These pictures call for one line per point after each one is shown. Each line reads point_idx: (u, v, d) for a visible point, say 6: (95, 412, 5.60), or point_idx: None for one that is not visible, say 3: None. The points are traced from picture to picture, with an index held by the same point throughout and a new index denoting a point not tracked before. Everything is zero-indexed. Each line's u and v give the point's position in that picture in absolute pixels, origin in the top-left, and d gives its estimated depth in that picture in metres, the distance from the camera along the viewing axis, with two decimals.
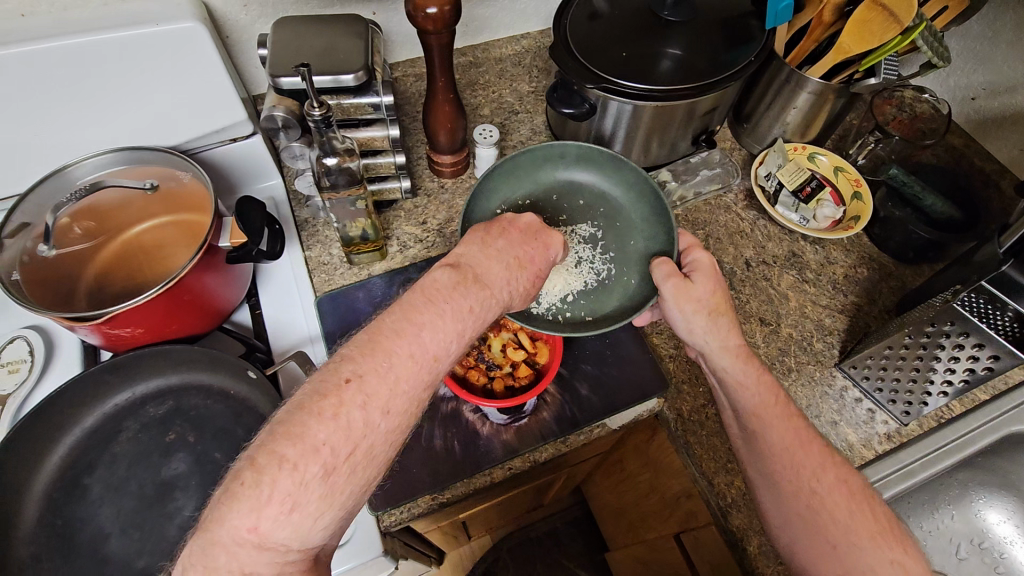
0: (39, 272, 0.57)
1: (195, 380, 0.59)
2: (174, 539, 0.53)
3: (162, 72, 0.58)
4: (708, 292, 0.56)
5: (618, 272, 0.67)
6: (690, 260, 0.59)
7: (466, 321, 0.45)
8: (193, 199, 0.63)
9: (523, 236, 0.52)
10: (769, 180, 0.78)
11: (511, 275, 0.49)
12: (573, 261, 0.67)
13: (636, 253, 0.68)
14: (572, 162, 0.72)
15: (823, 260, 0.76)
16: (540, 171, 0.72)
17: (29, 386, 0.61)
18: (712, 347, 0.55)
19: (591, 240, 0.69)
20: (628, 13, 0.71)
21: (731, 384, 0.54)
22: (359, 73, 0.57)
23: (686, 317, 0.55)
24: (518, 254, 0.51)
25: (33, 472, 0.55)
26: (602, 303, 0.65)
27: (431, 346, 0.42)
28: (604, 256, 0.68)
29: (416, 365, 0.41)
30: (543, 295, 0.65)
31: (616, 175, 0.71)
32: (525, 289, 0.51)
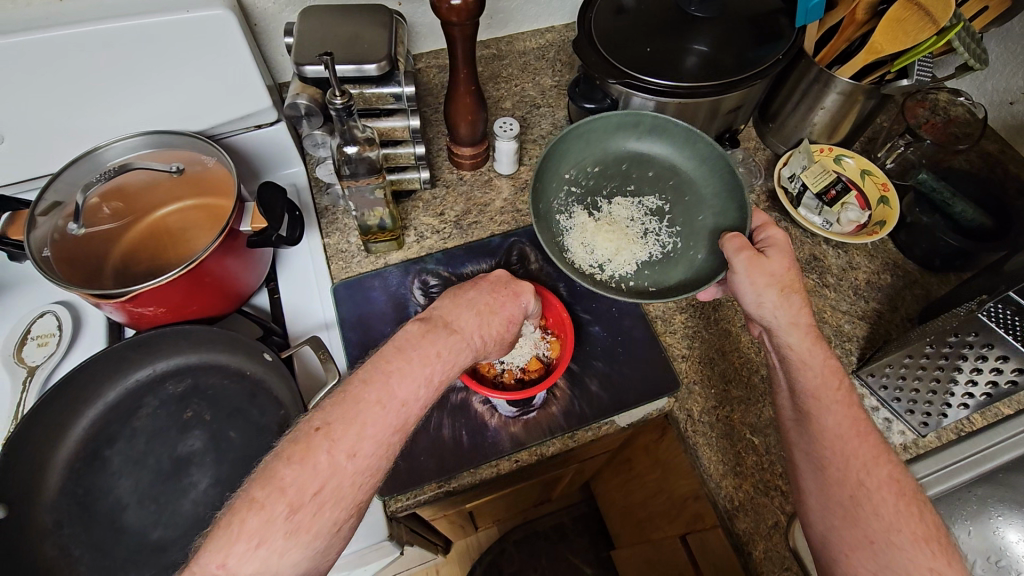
0: (69, 250, 0.59)
1: (212, 360, 0.61)
2: (189, 513, 0.55)
3: (192, 57, 0.59)
4: (782, 269, 0.55)
5: (685, 246, 0.67)
6: (763, 237, 0.59)
7: (436, 365, 0.46)
8: (216, 183, 0.64)
9: (494, 285, 0.55)
10: (793, 181, 0.76)
11: (482, 321, 0.51)
12: (639, 231, 0.69)
13: (704, 227, 0.68)
14: (644, 133, 0.71)
15: (846, 265, 0.74)
16: (610, 140, 0.72)
17: (56, 359, 0.63)
18: (781, 323, 0.53)
19: (658, 212, 0.70)
20: (654, 8, 0.70)
21: (794, 363, 0.53)
22: (382, 63, 0.58)
23: (756, 292, 0.55)
24: (487, 301, 0.53)
25: (56, 443, 0.57)
26: (667, 274, 0.66)
27: (398, 392, 0.44)
28: (670, 229, 0.69)
29: (383, 410, 0.43)
30: (608, 264, 0.66)
31: (688, 149, 0.70)
32: (500, 333, 0.52)
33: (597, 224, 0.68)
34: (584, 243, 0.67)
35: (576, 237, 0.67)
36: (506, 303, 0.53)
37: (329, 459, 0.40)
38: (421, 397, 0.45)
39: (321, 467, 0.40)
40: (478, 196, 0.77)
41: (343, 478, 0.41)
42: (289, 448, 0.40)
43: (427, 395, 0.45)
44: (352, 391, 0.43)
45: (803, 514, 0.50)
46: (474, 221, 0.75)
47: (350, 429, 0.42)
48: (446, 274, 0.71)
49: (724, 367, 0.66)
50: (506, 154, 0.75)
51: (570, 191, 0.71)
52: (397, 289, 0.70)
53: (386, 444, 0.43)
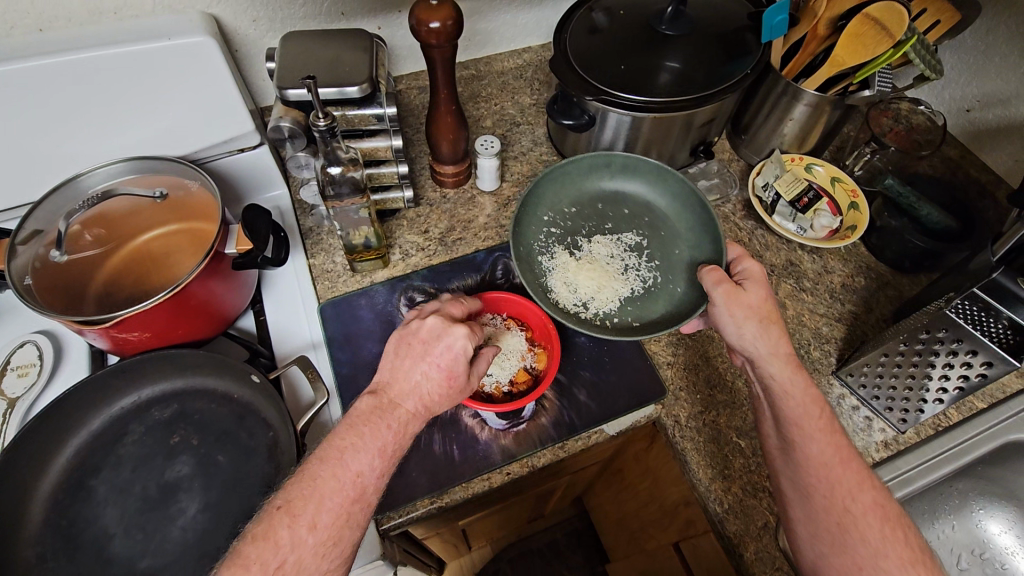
0: (51, 277, 0.58)
1: (198, 385, 0.61)
2: (178, 541, 0.54)
3: (173, 84, 0.60)
4: (759, 300, 0.55)
5: (664, 280, 0.69)
6: (740, 269, 0.59)
7: (386, 436, 0.47)
8: (200, 207, 0.64)
9: (428, 344, 0.52)
10: (766, 190, 0.79)
11: (425, 381, 0.50)
12: (619, 267, 0.69)
13: (681, 260, 0.70)
14: (617, 172, 0.75)
15: (821, 269, 0.76)
16: (584, 181, 0.75)
17: (38, 388, 0.62)
18: (762, 353, 0.53)
19: (637, 248, 0.72)
20: (627, 27, 0.73)
21: (778, 392, 0.52)
22: (363, 85, 0.59)
23: (736, 324, 0.54)
24: (424, 369, 0.50)
25: (38, 475, 0.56)
26: (648, 309, 0.66)
27: (352, 465, 0.45)
28: (649, 264, 0.70)
29: (338, 483, 0.44)
30: (591, 301, 0.66)
31: (659, 187, 0.74)
32: (446, 389, 0.51)
33: (578, 263, 0.69)
34: (566, 282, 0.67)
35: (558, 277, 0.67)
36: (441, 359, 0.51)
37: (290, 534, 0.41)
38: (376, 467, 0.46)
39: (282, 541, 0.41)
40: (461, 213, 0.79)
41: (303, 554, 0.41)
42: (252, 529, 0.41)
43: (383, 467, 0.46)
44: (310, 469, 0.44)
45: (791, 537, 0.51)
46: (458, 237, 0.76)
47: (309, 503, 0.42)
48: (432, 290, 0.71)
49: (708, 373, 0.67)
50: (488, 171, 0.77)
51: (550, 232, 0.71)
52: (384, 308, 0.71)
53: (346, 513, 0.43)
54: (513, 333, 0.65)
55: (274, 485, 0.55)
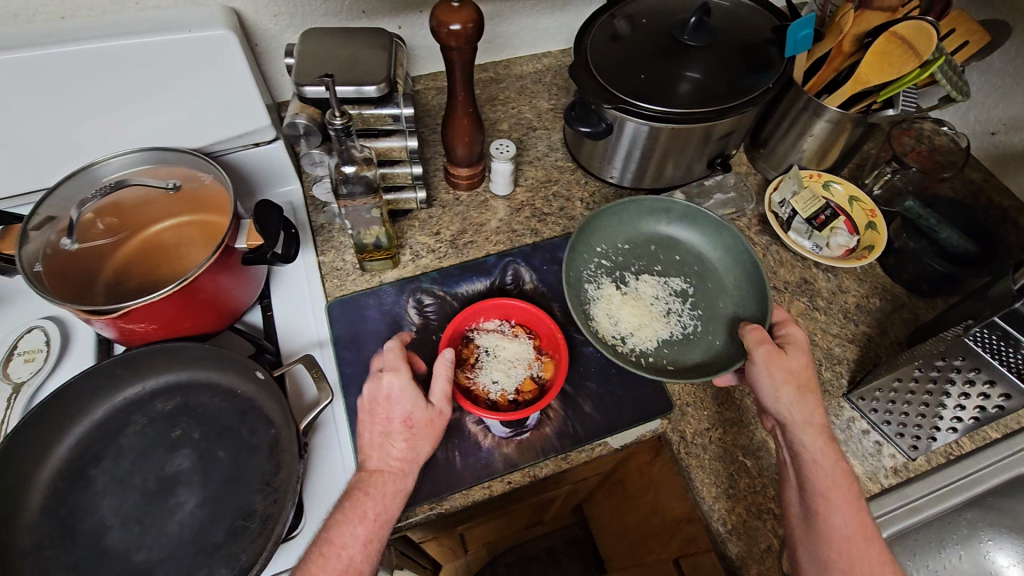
0: (61, 264, 0.58)
1: (203, 378, 0.60)
2: (175, 535, 0.53)
3: (192, 76, 0.60)
4: (799, 367, 0.55)
5: (705, 331, 0.67)
6: (782, 332, 0.59)
7: (369, 502, 0.50)
8: (212, 200, 0.64)
9: (370, 407, 0.54)
10: (783, 207, 0.78)
11: (386, 439, 0.53)
12: (663, 311, 0.68)
13: (725, 314, 0.68)
14: (674, 218, 0.74)
15: (835, 289, 0.75)
16: (642, 219, 0.74)
17: (43, 374, 0.62)
18: (795, 419, 0.53)
19: (682, 294, 0.70)
20: (649, 36, 0.72)
21: (806, 460, 0.52)
22: (382, 84, 0.58)
23: (774, 386, 0.54)
24: (380, 430, 0.53)
25: (38, 462, 0.56)
26: (684, 355, 0.65)
27: (338, 538, 0.48)
28: (693, 313, 0.69)
29: (326, 560, 0.47)
30: (630, 338, 0.66)
31: (714, 237, 0.72)
32: (410, 434, 0.53)
33: (624, 298, 0.68)
34: (609, 314, 0.67)
35: (602, 307, 0.67)
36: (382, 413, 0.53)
37: None
38: (361, 534, 0.49)
39: None
40: (473, 216, 0.78)
41: None
42: None
43: (366, 532, 0.49)
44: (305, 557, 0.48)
45: None
46: (469, 241, 0.76)
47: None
48: (441, 293, 0.71)
49: (717, 389, 0.66)
50: (502, 175, 0.76)
51: (601, 263, 0.71)
52: (391, 308, 0.70)
53: None
54: (516, 339, 0.65)
55: (274, 485, 0.55)
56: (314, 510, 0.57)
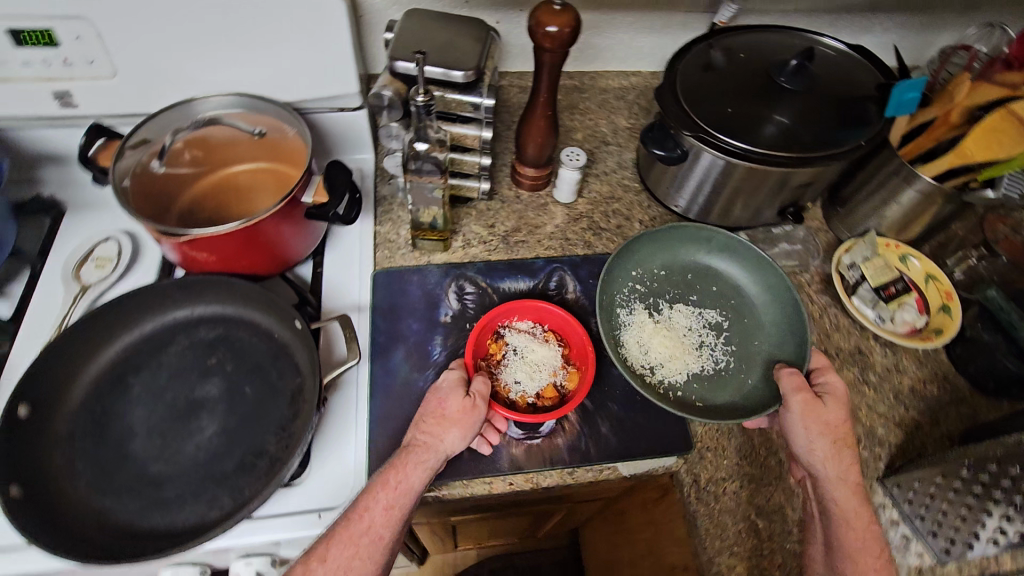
0: (147, 184, 0.63)
1: (247, 315, 0.63)
2: (190, 456, 0.56)
3: (298, 35, 0.63)
4: (836, 420, 0.55)
5: (737, 368, 0.66)
6: (821, 380, 0.59)
7: (394, 474, 0.52)
8: (291, 152, 0.67)
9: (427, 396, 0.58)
10: (852, 270, 0.75)
11: (422, 421, 0.55)
12: (694, 343, 0.67)
13: (760, 353, 0.66)
14: (716, 250, 0.73)
15: (892, 366, 0.71)
16: (682, 249, 0.73)
17: (110, 281, 0.66)
18: (828, 476, 0.53)
19: (716, 327, 0.69)
20: (744, 72, 0.71)
21: (839, 519, 0.53)
22: (469, 72, 0.60)
23: (809, 438, 0.54)
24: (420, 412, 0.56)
25: (87, 359, 0.60)
26: (715, 393, 0.64)
27: (364, 502, 0.51)
28: (726, 347, 0.67)
29: (351, 523, 0.50)
30: (661, 370, 0.64)
31: (754, 272, 0.71)
32: (441, 415, 0.54)
33: (655, 326, 0.67)
34: (639, 341, 0.65)
35: (633, 334, 0.66)
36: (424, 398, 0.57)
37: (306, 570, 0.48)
38: (382, 501, 0.50)
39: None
40: (531, 216, 0.79)
41: None
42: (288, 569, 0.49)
43: (388, 500, 0.51)
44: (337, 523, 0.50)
45: None
46: (521, 240, 0.76)
47: (329, 546, 0.49)
48: (483, 284, 0.72)
49: (741, 441, 0.63)
50: (567, 182, 0.76)
51: (634, 288, 0.70)
52: (433, 289, 0.71)
53: None
54: (546, 342, 0.64)
55: (289, 431, 0.57)
56: (318, 465, 0.58)
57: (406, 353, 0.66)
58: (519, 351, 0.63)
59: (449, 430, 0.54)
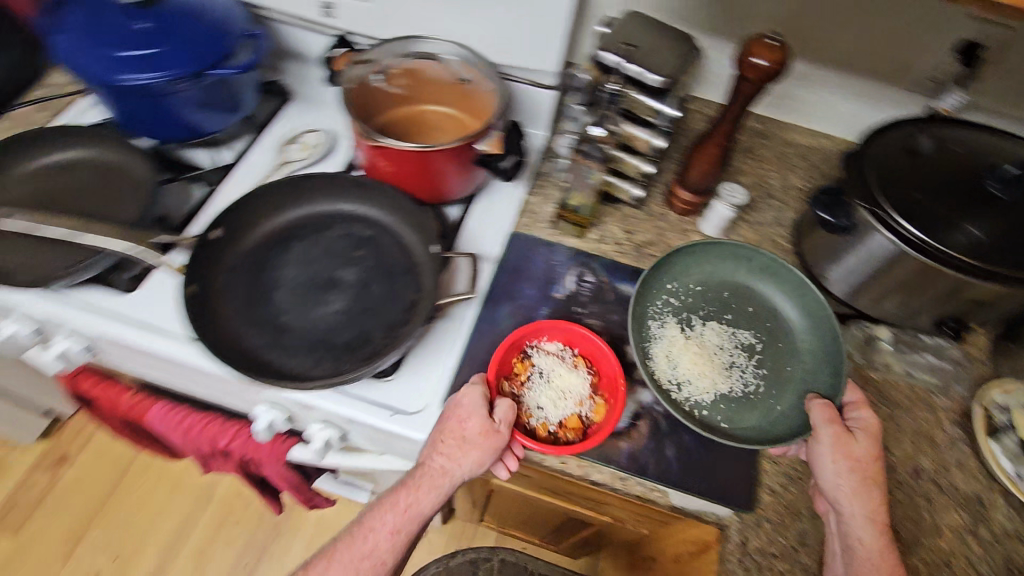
0: (363, 91, 0.73)
1: (396, 228, 0.71)
2: (315, 319, 0.64)
3: (522, 5, 0.70)
4: (864, 454, 0.56)
5: (766, 392, 0.64)
6: (854, 415, 0.59)
7: (395, 515, 0.58)
8: (479, 108, 0.75)
9: (446, 413, 0.59)
10: (1001, 412, 0.67)
11: (438, 446, 0.57)
12: (723, 362, 0.65)
13: (792, 380, 0.64)
14: (756, 271, 0.71)
15: (1012, 531, 0.62)
16: (720, 265, 0.72)
17: (307, 163, 0.78)
18: (854, 511, 0.55)
19: (749, 348, 0.67)
20: (950, 166, 0.66)
21: (860, 556, 0.54)
22: (666, 79, 0.63)
23: (836, 470, 0.56)
24: (439, 430, 0.58)
25: (270, 212, 0.71)
26: (742, 416, 0.62)
27: (378, 523, 0.58)
28: (757, 369, 0.65)
29: (363, 538, 0.58)
30: (688, 387, 0.63)
31: (794, 297, 0.69)
32: (461, 444, 0.56)
33: (686, 343, 0.66)
34: (668, 356, 0.65)
35: (663, 348, 0.65)
36: (443, 419, 0.58)
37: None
38: (390, 521, 0.58)
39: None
40: (671, 236, 0.79)
41: None
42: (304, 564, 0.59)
43: (394, 522, 0.58)
44: (353, 531, 0.59)
45: None
46: (653, 253, 0.77)
47: (323, 566, 0.58)
48: (604, 279, 0.74)
49: (807, 528, 0.60)
50: (717, 217, 0.76)
51: (668, 301, 0.69)
52: (556, 267, 0.75)
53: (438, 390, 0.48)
54: (575, 369, 0.64)
55: (397, 331, 0.64)
56: (407, 373, 0.64)
57: (512, 311, 0.70)
58: (546, 373, 0.63)
59: (477, 465, 0.56)
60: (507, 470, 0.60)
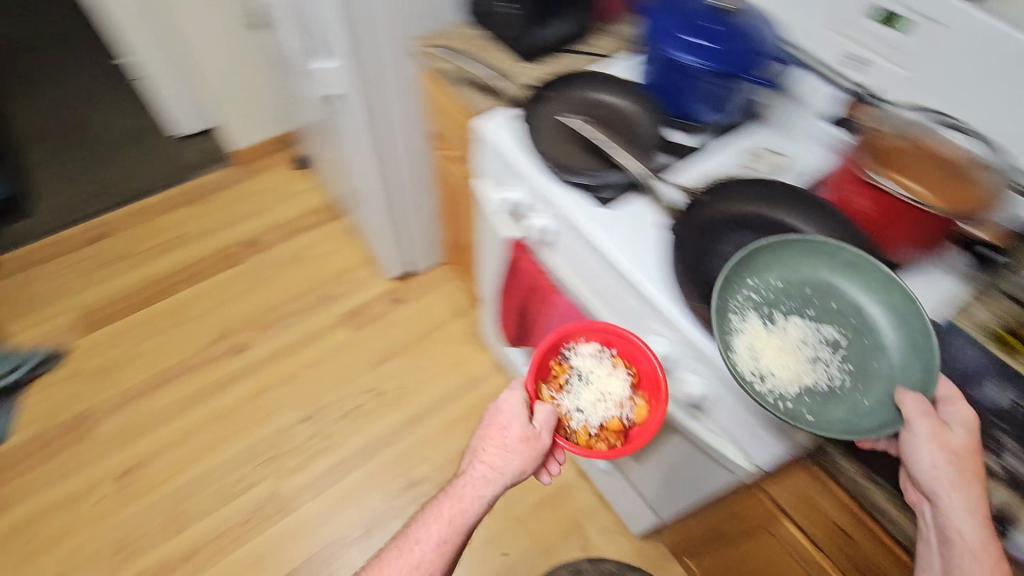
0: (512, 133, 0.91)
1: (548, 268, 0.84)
2: None
3: None
4: (963, 447, 0.59)
5: (852, 388, 0.64)
6: (948, 410, 0.61)
7: (464, 491, 0.71)
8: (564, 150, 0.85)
9: (490, 416, 0.75)
10: None
11: (484, 455, 0.72)
12: (807, 358, 0.66)
13: (879, 373, 0.64)
14: (841, 267, 0.68)
15: None
16: (804, 263, 0.68)
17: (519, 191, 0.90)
18: (958, 505, 0.58)
19: (833, 343, 0.66)
20: None
21: (954, 547, 0.57)
22: None
23: (933, 459, 0.58)
24: (484, 435, 0.74)
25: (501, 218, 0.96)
26: (828, 409, 0.63)
27: (428, 532, 0.70)
28: (845, 365, 0.65)
29: (414, 549, 0.69)
30: (771, 377, 0.64)
31: (879, 294, 0.66)
32: (508, 446, 0.71)
33: (770, 338, 0.66)
34: (753, 349, 0.65)
35: (747, 341, 0.66)
36: (492, 419, 0.74)
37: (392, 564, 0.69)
38: (437, 541, 0.70)
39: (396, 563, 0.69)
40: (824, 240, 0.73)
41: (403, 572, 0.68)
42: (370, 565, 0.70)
43: (441, 531, 0.70)
44: (395, 549, 0.70)
45: None
46: None
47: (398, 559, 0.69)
48: None
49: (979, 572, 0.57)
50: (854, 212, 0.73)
51: (749, 295, 0.68)
52: None
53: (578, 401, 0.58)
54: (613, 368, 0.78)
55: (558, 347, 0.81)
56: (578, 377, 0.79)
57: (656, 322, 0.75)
58: (580, 378, 0.79)
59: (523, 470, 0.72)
60: (550, 475, 0.81)
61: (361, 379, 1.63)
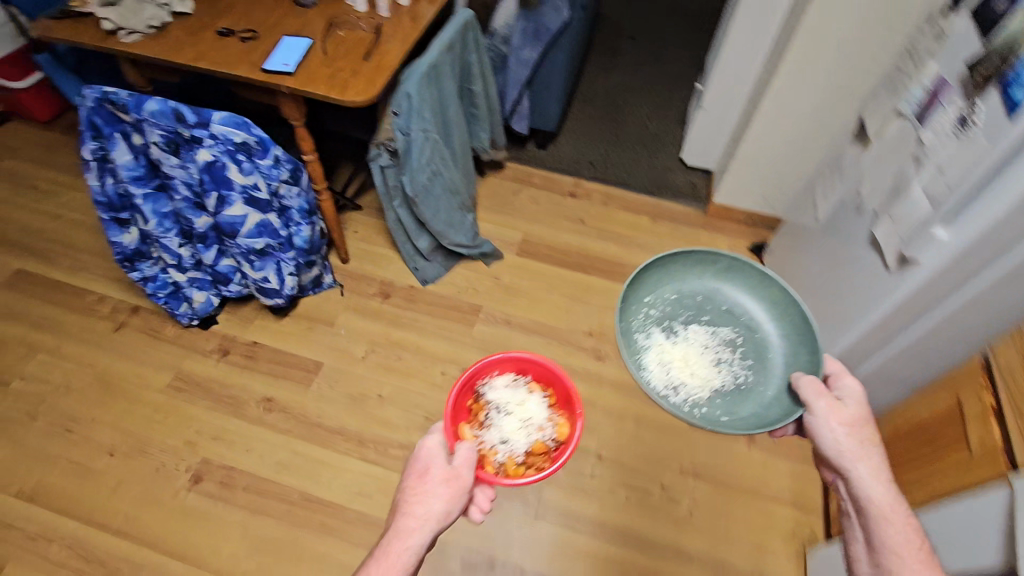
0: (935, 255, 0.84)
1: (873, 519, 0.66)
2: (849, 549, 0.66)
3: None
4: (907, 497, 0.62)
5: (754, 379, 0.76)
6: (842, 385, 0.68)
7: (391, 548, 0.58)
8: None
9: (417, 461, 0.64)
10: None
11: (434, 491, 0.60)
12: (711, 360, 0.77)
13: (769, 361, 0.76)
14: (722, 271, 0.81)
15: None
16: (692, 274, 0.82)
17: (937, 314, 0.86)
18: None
19: (729, 342, 0.79)
20: None
21: None
22: None
23: (908, 530, 0.60)
24: (427, 479, 0.62)
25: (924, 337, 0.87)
26: (738, 406, 0.73)
27: None
28: (745, 362, 0.77)
29: None
30: (684, 390, 0.74)
31: (758, 292, 0.80)
32: (437, 498, 0.60)
33: (674, 348, 0.78)
34: (667, 368, 0.76)
35: (654, 356, 0.77)
36: (420, 457, 0.64)
37: None
38: None
39: None
40: None
41: None
42: None
43: None
44: None
45: None
46: None
47: None
48: None
49: None
50: None
51: (649, 314, 0.80)
52: None
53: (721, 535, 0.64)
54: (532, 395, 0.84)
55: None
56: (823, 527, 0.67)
57: None
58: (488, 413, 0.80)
59: (448, 516, 0.60)
60: (480, 509, 0.68)
61: (572, 318, 1.44)
